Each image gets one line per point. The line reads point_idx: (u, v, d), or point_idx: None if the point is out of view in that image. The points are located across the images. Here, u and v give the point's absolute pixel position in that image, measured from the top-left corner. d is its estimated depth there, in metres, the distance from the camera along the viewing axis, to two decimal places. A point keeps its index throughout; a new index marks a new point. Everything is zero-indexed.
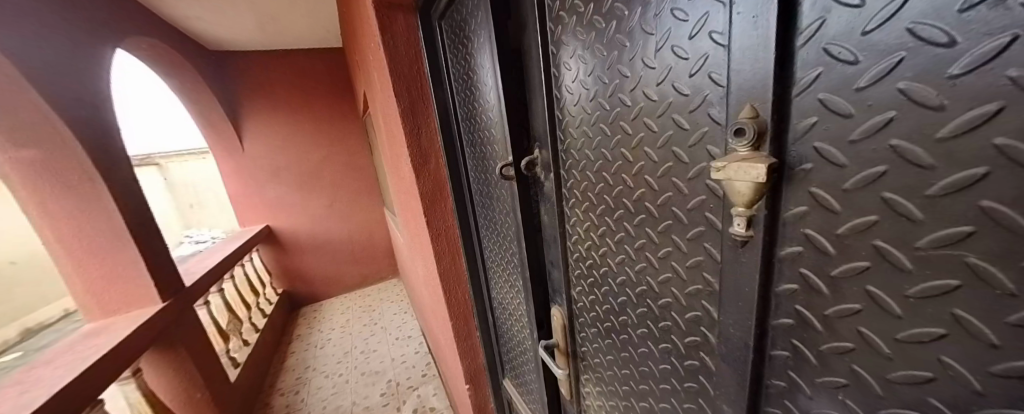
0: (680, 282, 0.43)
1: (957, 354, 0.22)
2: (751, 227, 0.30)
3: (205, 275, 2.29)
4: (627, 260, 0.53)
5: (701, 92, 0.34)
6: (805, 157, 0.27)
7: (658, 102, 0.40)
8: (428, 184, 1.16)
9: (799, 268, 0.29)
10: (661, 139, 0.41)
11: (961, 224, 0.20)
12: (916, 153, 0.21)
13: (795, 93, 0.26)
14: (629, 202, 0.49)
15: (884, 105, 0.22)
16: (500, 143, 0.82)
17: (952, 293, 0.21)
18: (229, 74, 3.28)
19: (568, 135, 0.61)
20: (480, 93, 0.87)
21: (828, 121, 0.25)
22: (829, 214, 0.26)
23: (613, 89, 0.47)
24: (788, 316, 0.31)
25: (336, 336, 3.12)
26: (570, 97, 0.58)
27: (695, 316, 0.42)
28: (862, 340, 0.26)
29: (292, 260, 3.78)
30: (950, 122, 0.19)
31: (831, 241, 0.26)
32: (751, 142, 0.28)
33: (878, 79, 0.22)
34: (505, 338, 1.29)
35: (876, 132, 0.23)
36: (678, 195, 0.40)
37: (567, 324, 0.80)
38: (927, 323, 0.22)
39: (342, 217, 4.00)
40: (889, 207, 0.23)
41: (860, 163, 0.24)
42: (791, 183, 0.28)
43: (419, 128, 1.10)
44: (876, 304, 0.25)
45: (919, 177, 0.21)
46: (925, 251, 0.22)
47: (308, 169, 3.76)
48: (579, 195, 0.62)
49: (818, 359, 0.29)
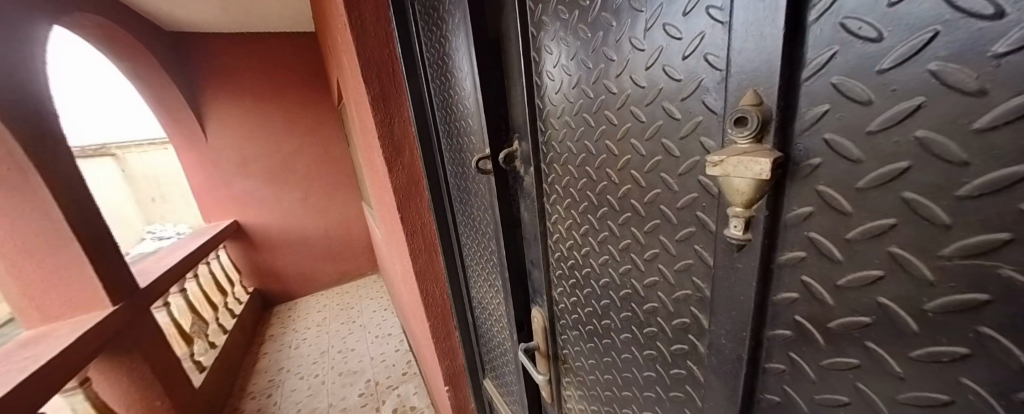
0: (667, 286, 0.40)
1: (980, 377, 0.19)
2: (749, 230, 0.27)
3: (163, 275, 2.10)
4: (611, 261, 0.50)
5: (695, 77, 0.30)
6: (812, 151, 0.23)
7: (647, 89, 0.36)
8: (401, 178, 1.09)
9: (802, 275, 0.26)
10: (650, 130, 0.37)
11: (998, 231, 0.17)
12: (947, 146, 0.18)
13: (805, 77, 0.23)
14: (614, 200, 0.46)
15: (910, 90, 0.19)
16: (477, 134, 0.77)
17: (980, 310, 0.18)
18: (189, 57, 3.02)
19: (549, 125, 0.57)
20: (455, 80, 0.81)
21: (843, 109, 0.22)
22: (839, 216, 0.23)
23: (598, 74, 0.43)
24: (787, 327, 0.28)
25: (311, 336, 2.97)
26: (551, 84, 0.53)
27: (682, 323, 0.39)
28: (869, 356, 0.24)
29: (263, 257, 3.56)
30: (989, 111, 0.16)
31: (840, 247, 0.24)
32: (756, 133, 0.24)
33: (906, 59, 0.18)
34: (485, 339, 1.25)
35: (900, 121, 0.19)
36: (667, 192, 0.37)
37: (547, 326, 0.76)
38: (945, 341, 0.20)
39: (316, 212, 3.80)
40: (910, 209, 0.20)
41: (881, 158, 0.21)
42: (797, 180, 0.25)
43: (391, 117, 1.03)
44: (887, 319, 0.22)
45: (948, 175, 0.18)
46: (949, 261, 0.19)
47: (279, 160, 3.54)
48: (561, 191, 0.58)
49: (818, 374, 0.27)
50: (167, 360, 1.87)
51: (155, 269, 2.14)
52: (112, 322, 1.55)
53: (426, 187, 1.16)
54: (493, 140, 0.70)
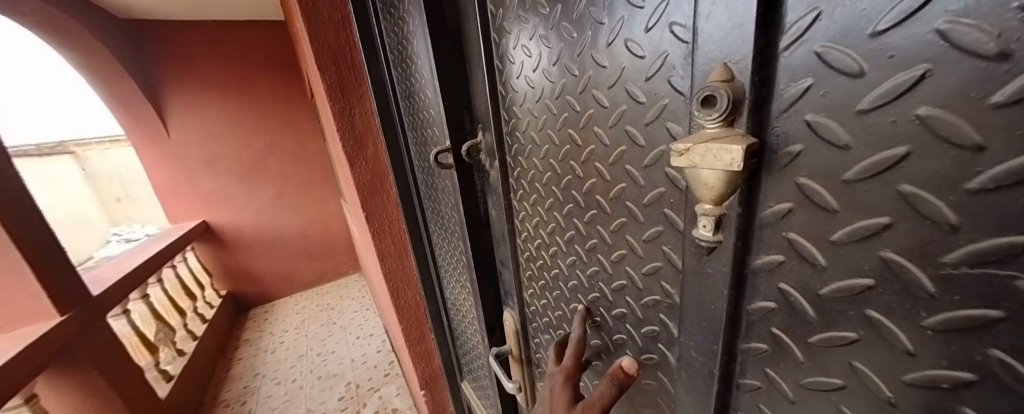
0: (635, 290, 0.36)
1: (984, 408, 0.16)
2: (720, 231, 0.23)
3: (119, 281, 1.87)
4: (577, 262, 0.46)
5: (660, 52, 0.26)
6: (791, 138, 0.20)
7: (610, 69, 0.31)
8: (365, 175, 1.05)
9: (779, 283, 0.23)
10: (612, 116, 0.33)
11: (1020, 234, 0.13)
12: (957, 126, 0.14)
13: (782, 46, 0.19)
14: (579, 196, 0.41)
15: (910, 57, 0.14)
16: (438, 127, 0.71)
17: (989, 330, 0.15)
18: (144, 46, 2.78)
19: (511, 115, 0.52)
20: (415, 67, 0.74)
21: (828, 85, 0.17)
22: (823, 215, 0.19)
23: (560, 54, 0.38)
24: (763, 341, 0.25)
25: (288, 339, 2.81)
26: (514, 68, 0.48)
27: (652, 331, 0.36)
28: (855, 377, 0.20)
29: (235, 257, 3.33)
30: (1011, 81, 0.12)
31: (822, 251, 0.20)
32: (726, 115, 0.20)
33: (907, 16, 0.14)
34: (462, 341, 1.19)
35: (895, 97, 0.15)
36: (632, 187, 0.32)
37: (520, 329, 0.72)
38: (944, 364, 0.16)
39: (292, 210, 3.57)
40: (910, 205, 0.16)
41: (875, 145, 0.16)
42: (775, 171, 0.21)
43: (351, 108, 0.97)
44: (879, 335, 0.19)
45: (960, 163, 0.14)
46: (954, 271, 0.15)
47: (250, 155, 3.30)
48: (527, 186, 0.53)
49: (797, 393, 0.24)
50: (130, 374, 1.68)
51: (109, 274, 1.92)
52: (62, 332, 1.35)
53: (393, 185, 1.10)
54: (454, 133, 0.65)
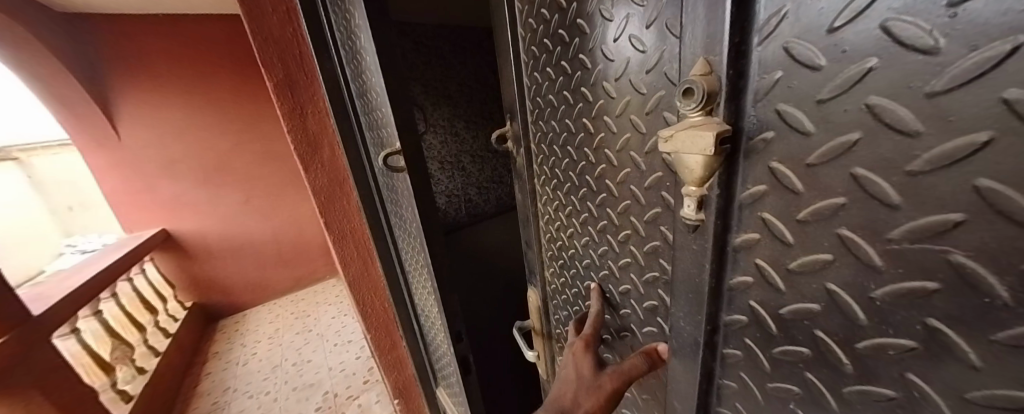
0: (638, 268, 0.37)
1: (929, 373, 0.17)
2: (703, 210, 0.24)
3: (64, 299, 1.70)
4: (591, 243, 0.46)
5: (658, 47, 0.26)
6: (763, 124, 0.20)
7: (615, 62, 0.32)
8: (322, 177, 1.05)
9: (754, 259, 0.24)
10: (619, 106, 0.33)
11: (951, 211, 0.14)
12: (901, 116, 0.15)
13: (756, 41, 0.19)
14: (591, 180, 0.41)
15: (860, 51, 0.15)
16: (388, 129, 0.78)
17: (927, 300, 0.16)
18: (86, 40, 2.55)
19: (537, 103, 0.49)
20: (366, 72, 0.77)
21: (795, 76, 0.18)
22: (790, 196, 0.21)
23: (574, 48, 0.37)
24: (742, 313, 0.26)
25: (261, 349, 2.67)
26: (532, 56, 0.46)
27: (652, 305, 0.37)
28: (817, 346, 0.22)
29: (199, 267, 3.10)
30: (945, 72, 0.13)
31: (792, 230, 0.21)
32: (710, 102, 0.21)
33: (859, 14, 0.15)
34: (433, 346, 1.21)
35: (850, 87, 0.16)
36: (635, 172, 0.33)
37: (541, 304, 0.70)
38: (891, 333, 0.18)
39: (263, 215, 3.33)
40: (859, 186, 0.17)
41: (833, 129, 0.17)
42: (749, 155, 0.22)
43: (302, 106, 0.97)
44: (836, 306, 0.20)
45: (901, 147, 0.15)
46: (898, 246, 0.16)
47: (214, 159, 3.05)
48: (546, 170, 0.52)
49: (771, 362, 0.25)
50: (82, 396, 1.54)
51: (53, 292, 1.74)
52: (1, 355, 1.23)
53: (351, 188, 1.09)
54: (405, 137, 0.73)
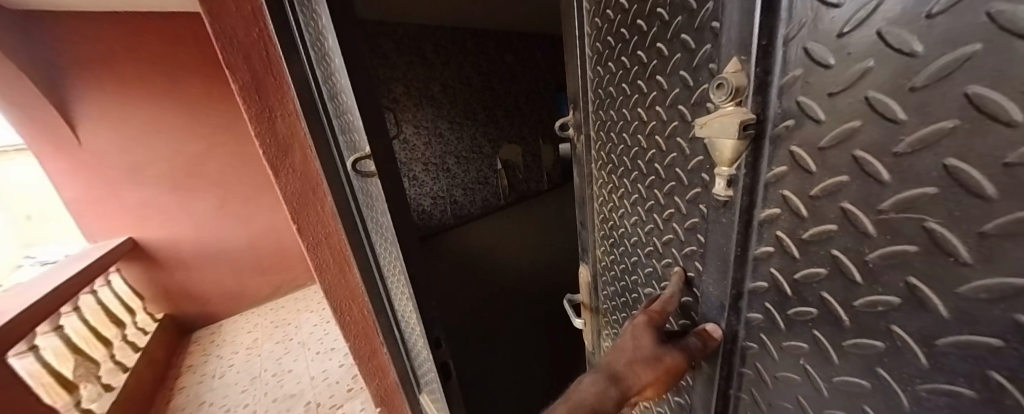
0: (678, 243, 0.39)
1: (912, 325, 0.20)
2: (732, 187, 0.28)
3: (21, 314, 1.58)
4: (639, 221, 0.47)
5: (702, 47, 0.29)
6: (785, 112, 0.23)
7: (667, 57, 0.34)
8: (293, 182, 1.05)
9: (776, 231, 0.27)
10: (671, 97, 0.35)
11: (925, 185, 0.17)
12: (891, 107, 0.18)
13: (779, 44, 0.22)
14: (642, 164, 0.43)
15: (863, 53, 0.18)
16: (358, 135, 0.82)
17: (909, 260, 0.19)
18: (41, 36, 2.37)
19: (599, 94, 0.51)
20: (335, 74, 0.80)
21: (811, 73, 0.21)
22: (804, 175, 0.23)
23: (631, 45, 0.40)
24: (764, 279, 0.29)
25: (240, 360, 2.55)
26: (595, 51, 0.49)
27: (688, 278, 0.39)
28: (823, 305, 0.25)
29: (170, 276, 2.95)
30: (922, 70, 0.16)
31: (805, 204, 0.24)
32: (739, 95, 0.25)
33: (860, 23, 0.18)
34: (414, 350, 1.22)
35: (853, 83, 0.19)
36: (680, 157, 0.35)
37: (590, 280, 0.73)
38: (878, 290, 0.21)
39: (239, 220, 3.17)
40: (859, 166, 0.20)
41: (838, 117, 0.20)
42: (775, 140, 0.24)
43: (270, 109, 0.96)
44: (839, 270, 0.23)
45: (888, 133, 0.18)
46: (887, 215, 0.19)
47: (184, 163, 2.89)
48: (602, 155, 0.55)
49: (786, 323, 0.28)
50: None
51: (7, 308, 1.62)
52: None
53: (324, 193, 1.07)
54: (374, 143, 0.77)
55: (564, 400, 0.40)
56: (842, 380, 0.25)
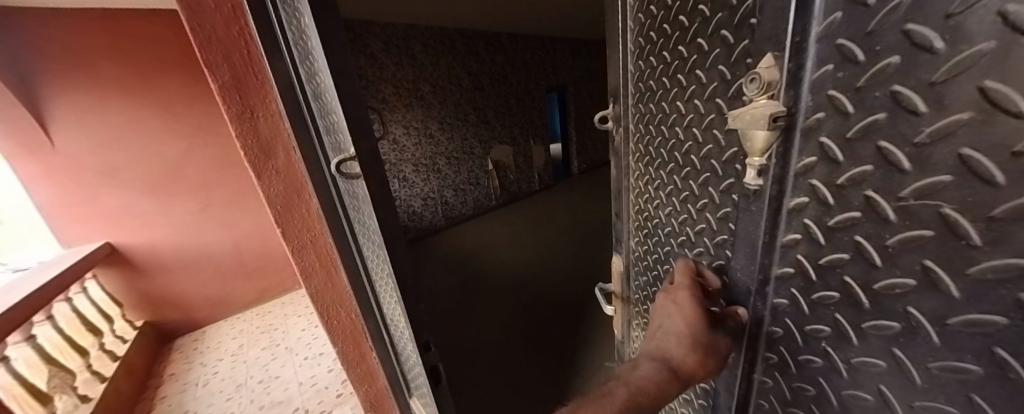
0: (711, 232, 0.41)
1: (926, 305, 0.21)
2: (762, 176, 0.29)
3: None
4: (673, 212, 0.49)
5: (741, 42, 0.30)
6: (816, 105, 0.24)
7: (708, 51, 0.36)
8: (276, 183, 0.94)
9: (804, 219, 0.28)
10: (708, 90, 0.37)
11: (942, 173, 0.18)
12: (914, 99, 0.19)
13: (813, 37, 0.23)
14: (679, 155, 0.45)
15: (889, 50, 0.19)
16: (343, 135, 0.77)
17: (925, 244, 0.20)
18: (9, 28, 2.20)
19: (638, 87, 0.54)
20: (316, 64, 0.73)
21: (842, 68, 0.22)
22: (833, 165, 0.24)
23: (672, 40, 0.42)
24: (790, 266, 0.30)
25: (225, 368, 2.44)
26: (634, 47, 0.52)
27: (719, 265, 0.40)
28: (845, 289, 0.26)
29: (150, 283, 2.76)
30: (942, 65, 0.17)
31: (832, 192, 0.25)
32: (770, 89, 0.26)
33: (888, 20, 0.19)
34: (404, 354, 1.15)
35: (877, 80, 0.20)
36: (716, 149, 0.37)
37: (623, 271, 0.75)
38: (898, 274, 0.22)
39: (222, 223, 2.95)
40: (883, 157, 0.21)
41: (865, 111, 0.21)
42: (806, 132, 0.25)
43: (250, 108, 0.86)
44: (861, 255, 0.24)
45: (909, 124, 0.19)
46: (907, 202, 0.21)
47: (163, 164, 2.67)
48: (639, 147, 0.57)
49: (810, 308, 0.29)
50: None
51: None
52: None
53: (310, 195, 0.96)
54: (359, 143, 0.73)
55: (619, 384, 0.37)
56: (860, 360, 0.26)
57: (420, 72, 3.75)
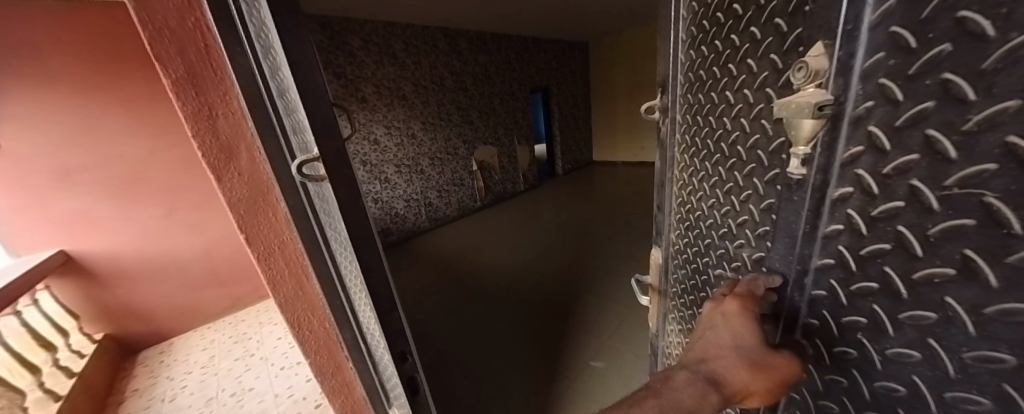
0: (753, 223, 0.41)
1: (962, 296, 0.21)
2: (806, 166, 0.29)
3: None
4: (716, 204, 0.50)
5: (795, 29, 0.30)
6: (865, 94, 0.24)
7: (761, 40, 0.36)
8: (241, 187, 0.71)
9: (846, 209, 0.27)
10: (759, 80, 0.37)
11: (986, 162, 0.18)
12: (964, 87, 0.19)
13: (867, 23, 0.22)
14: (726, 146, 0.46)
15: (939, 39, 0.19)
16: (306, 132, 0.61)
17: (964, 233, 0.20)
18: None
19: (688, 78, 0.56)
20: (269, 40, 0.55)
21: (895, 57, 0.22)
22: (879, 155, 0.24)
23: (727, 28, 0.42)
24: (831, 256, 0.30)
25: (194, 382, 2.27)
26: (687, 38, 0.54)
27: (759, 256, 0.40)
28: (884, 280, 0.26)
29: (110, 294, 2.47)
30: (990, 53, 0.17)
31: (877, 183, 0.25)
32: (818, 78, 0.26)
33: (943, 6, 0.19)
34: (385, 367, 0.90)
35: (924, 69, 0.20)
36: (763, 139, 0.37)
37: (661, 264, 0.78)
38: (937, 263, 0.22)
39: (192, 229, 2.65)
40: (927, 145, 0.21)
41: (914, 99, 0.21)
42: (855, 121, 0.25)
43: (206, 100, 0.64)
44: (902, 245, 0.24)
45: (956, 111, 0.19)
46: (948, 191, 0.21)
47: (124, 168, 2.36)
48: (687, 138, 0.59)
49: (848, 299, 0.29)
50: None
51: None
52: None
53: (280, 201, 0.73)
54: (324, 142, 0.60)
55: (651, 398, 0.32)
56: (895, 352, 0.26)
57: (401, 71, 3.67)
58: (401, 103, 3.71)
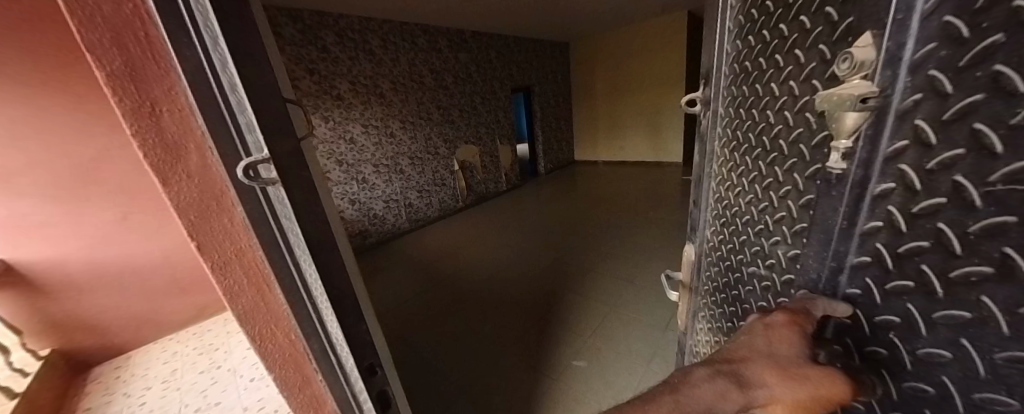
0: (791, 220, 0.39)
1: (999, 296, 0.20)
2: (847, 160, 0.28)
3: None
4: (754, 200, 0.49)
5: (846, 20, 0.28)
6: (912, 87, 0.22)
7: (811, 30, 0.34)
8: (191, 191, 0.55)
9: (887, 205, 0.26)
10: (806, 71, 0.35)
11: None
12: (1016, 80, 0.18)
13: (922, 11, 0.21)
14: (767, 140, 0.45)
15: (992, 30, 0.18)
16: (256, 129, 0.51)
17: (1005, 232, 0.19)
18: None
19: (734, 69, 0.56)
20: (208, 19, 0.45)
21: (945, 49, 0.21)
22: (923, 149, 0.23)
23: (776, 17, 0.41)
24: (867, 254, 0.29)
25: (153, 399, 2.09)
26: (735, 29, 0.54)
27: (795, 254, 0.39)
28: (921, 278, 0.25)
29: (55, 305, 2.22)
30: None
31: (921, 178, 0.24)
32: (863, 69, 0.25)
33: None
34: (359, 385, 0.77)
35: (980, 58, 0.19)
36: (807, 132, 0.36)
37: (695, 261, 0.79)
38: (976, 262, 0.21)
39: (150, 234, 2.43)
40: (974, 140, 0.20)
41: (964, 92, 0.20)
42: (901, 114, 0.24)
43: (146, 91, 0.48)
44: (941, 243, 0.23)
45: (1005, 105, 0.18)
46: (993, 187, 0.20)
47: (71, 167, 2.09)
48: (729, 132, 0.59)
49: (883, 298, 0.28)
50: None
51: None
52: None
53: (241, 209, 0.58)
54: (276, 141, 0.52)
55: (667, 394, 0.31)
56: (927, 352, 0.26)
57: (378, 68, 3.55)
58: (378, 101, 3.58)
